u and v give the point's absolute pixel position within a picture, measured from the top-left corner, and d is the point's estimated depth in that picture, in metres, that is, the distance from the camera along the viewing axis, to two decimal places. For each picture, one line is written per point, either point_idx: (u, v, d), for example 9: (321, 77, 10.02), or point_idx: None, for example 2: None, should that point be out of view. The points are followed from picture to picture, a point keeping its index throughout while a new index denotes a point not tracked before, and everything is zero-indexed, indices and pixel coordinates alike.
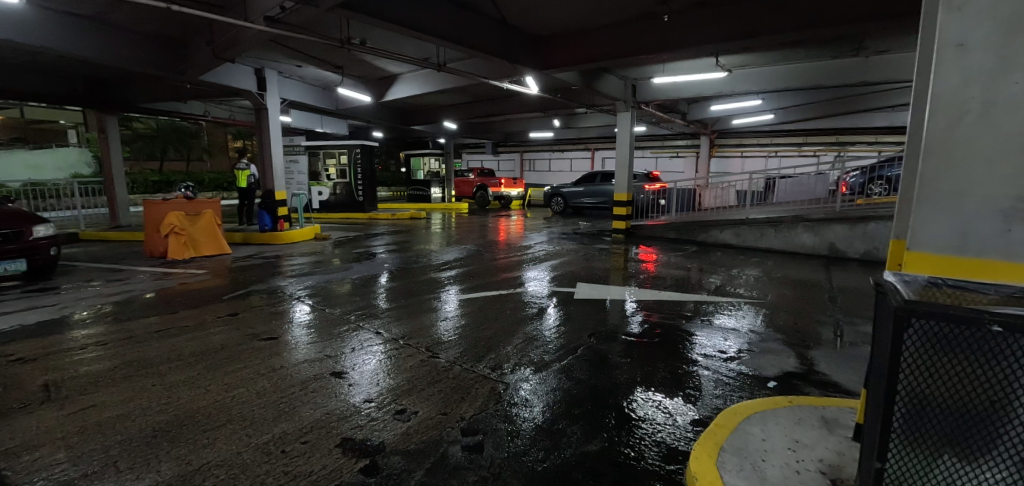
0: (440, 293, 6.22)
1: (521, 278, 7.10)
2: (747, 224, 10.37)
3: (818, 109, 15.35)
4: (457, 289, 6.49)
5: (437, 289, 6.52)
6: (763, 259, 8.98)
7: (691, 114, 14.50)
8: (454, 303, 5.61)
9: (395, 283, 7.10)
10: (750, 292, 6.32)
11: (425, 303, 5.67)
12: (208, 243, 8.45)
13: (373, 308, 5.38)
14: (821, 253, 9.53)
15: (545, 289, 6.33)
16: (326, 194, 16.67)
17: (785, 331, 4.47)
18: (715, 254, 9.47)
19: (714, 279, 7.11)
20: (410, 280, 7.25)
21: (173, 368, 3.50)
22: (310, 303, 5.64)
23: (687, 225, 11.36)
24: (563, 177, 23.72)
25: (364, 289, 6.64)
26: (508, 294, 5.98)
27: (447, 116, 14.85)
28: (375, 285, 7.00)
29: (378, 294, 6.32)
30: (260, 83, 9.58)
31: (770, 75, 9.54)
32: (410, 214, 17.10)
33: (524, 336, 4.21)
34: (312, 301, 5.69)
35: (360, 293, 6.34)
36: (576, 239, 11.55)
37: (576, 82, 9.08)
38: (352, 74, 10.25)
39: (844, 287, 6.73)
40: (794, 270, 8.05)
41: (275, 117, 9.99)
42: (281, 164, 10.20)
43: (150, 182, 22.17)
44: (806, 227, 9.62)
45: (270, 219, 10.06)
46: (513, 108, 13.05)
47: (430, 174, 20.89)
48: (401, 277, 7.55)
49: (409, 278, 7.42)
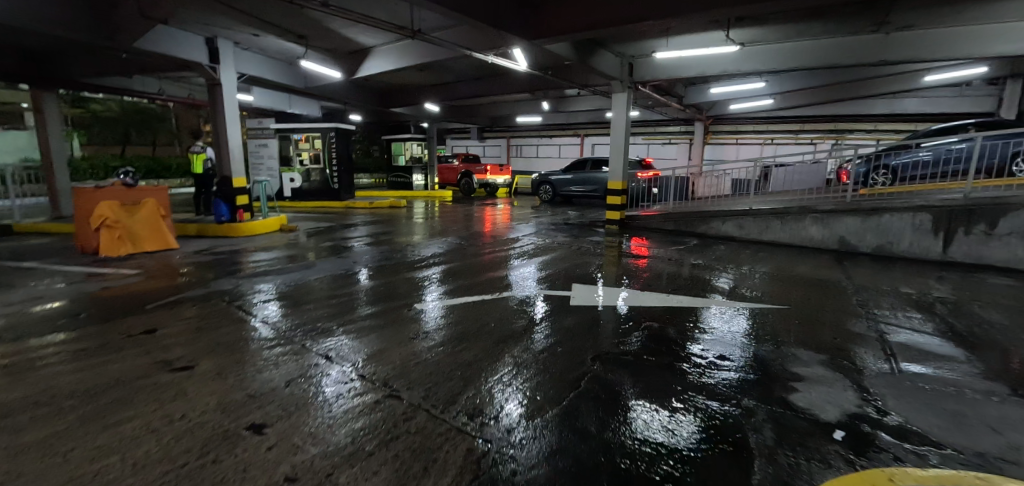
0: (414, 297, 5.35)
1: (508, 278, 6.25)
2: (751, 215, 9.62)
3: (818, 95, 14.77)
4: (438, 290, 5.62)
5: (410, 291, 5.63)
6: (770, 254, 8.27)
7: (688, 98, 13.68)
8: (429, 311, 4.73)
9: (363, 283, 6.18)
10: (772, 295, 5.57)
11: (393, 310, 4.77)
12: (151, 237, 7.39)
13: (325, 317, 4.45)
14: (830, 247, 8.87)
15: (535, 293, 5.46)
16: (299, 182, 15.49)
17: (827, 351, 3.70)
18: (718, 248, 8.72)
19: (724, 278, 6.34)
20: (382, 280, 6.33)
21: (36, 420, 2.58)
22: (253, 310, 4.69)
23: (685, 216, 10.58)
24: (551, 164, 22.84)
25: (327, 290, 5.74)
26: (492, 299, 5.12)
27: (428, 97, 13.77)
28: (339, 284, 6.07)
29: (342, 296, 5.43)
30: (212, 55, 8.48)
31: (781, 53, 8.69)
32: (390, 203, 16.06)
33: (511, 360, 3.34)
34: (259, 309, 4.74)
35: (320, 296, 5.42)
36: (568, 231, 10.69)
37: (570, 56, 8.13)
38: (317, 46, 9.13)
39: (869, 288, 6.03)
40: (806, 268, 7.35)
41: (233, 95, 8.93)
42: (240, 147, 9.10)
43: (110, 167, 20.87)
44: (815, 219, 8.92)
45: (227, 209, 9.01)
46: (499, 89, 12.04)
47: (412, 160, 19.78)
48: (372, 276, 6.61)
49: (380, 277, 6.50)
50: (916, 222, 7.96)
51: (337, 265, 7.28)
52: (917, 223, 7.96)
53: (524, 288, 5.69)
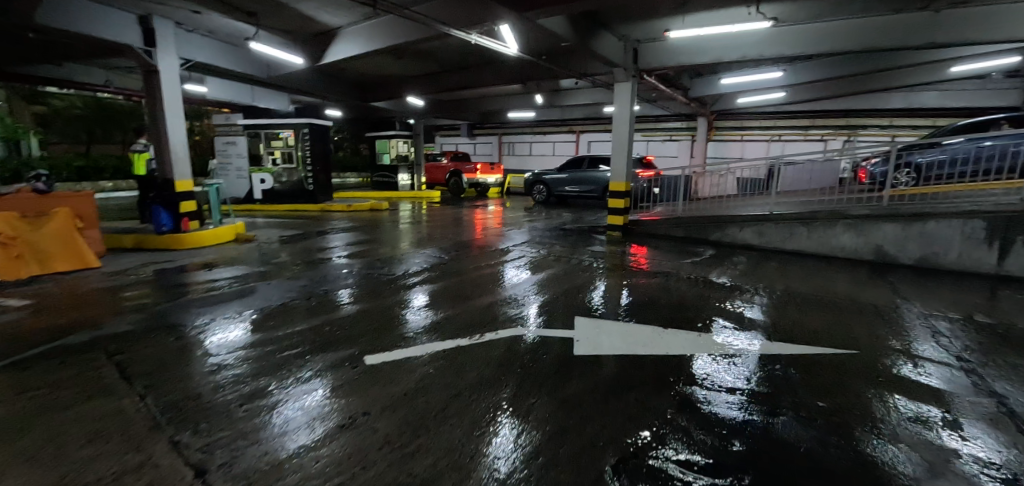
0: (372, 331, 4.14)
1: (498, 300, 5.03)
2: (773, 221, 8.46)
3: (830, 89, 13.85)
4: (404, 323, 4.37)
5: (369, 324, 4.38)
6: (800, 268, 7.13)
7: (693, 90, 12.60)
8: (389, 354, 3.50)
9: (314, 307, 4.93)
10: (831, 328, 4.40)
11: (330, 355, 3.49)
12: (65, 255, 6.17)
13: (233, 374, 3.19)
14: (864, 258, 7.76)
15: (532, 325, 4.28)
16: (269, 183, 14.11)
17: (948, 439, 2.57)
18: (739, 259, 7.58)
19: (759, 302, 5.18)
20: (333, 303, 5.06)
21: None
22: (139, 359, 3.44)
23: (696, 221, 9.41)
24: (545, 162, 21.67)
25: (264, 319, 4.49)
26: (475, 335, 3.92)
27: (409, 89, 12.53)
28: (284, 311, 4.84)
29: (278, 330, 4.19)
30: (147, 37, 7.24)
31: (809, 35, 7.61)
32: (370, 205, 14.76)
33: (489, 473, 2.16)
34: (149, 357, 3.47)
35: (248, 329, 4.15)
36: (565, 238, 9.49)
37: (567, 36, 6.93)
38: (275, 28, 7.91)
39: (939, 315, 4.90)
40: (847, 285, 6.23)
41: (175, 86, 7.66)
42: (184, 146, 7.84)
43: (73, 167, 19.40)
44: (847, 226, 7.80)
45: (169, 217, 7.75)
46: (488, 80, 10.85)
47: (398, 158, 18.48)
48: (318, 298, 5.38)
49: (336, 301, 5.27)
50: (966, 230, 6.87)
51: (289, 283, 6.01)
52: (967, 231, 6.87)
53: (517, 318, 4.47)
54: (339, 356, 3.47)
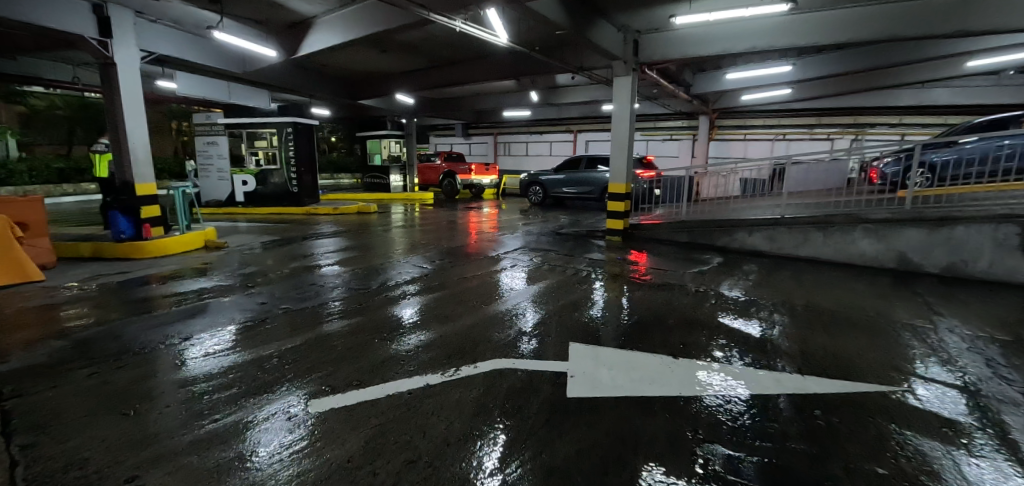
0: (330, 358, 3.48)
1: (484, 315, 4.41)
2: (785, 225, 7.85)
3: (837, 85, 13.30)
4: (369, 345, 3.73)
5: (329, 346, 3.75)
6: (816, 277, 6.53)
7: (696, 86, 12.05)
8: (342, 394, 2.87)
9: (272, 324, 4.30)
10: (867, 354, 3.79)
11: (271, 398, 2.85)
12: (2, 268, 5.56)
13: (142, 428, 2.56)
14: (885, 265, 7.16)
15: (519, 349, 3.64)
16: (252, 185, 13.46)
17: None
18: (749, 266, 6.98)
19: (779, 319, 4.57)
20: (294, 320, 4.44)
21: None
22: (31, 405, 2.80)
23: (702, 225, 8.79)
24: (542, 162, 21.06)
25: (211, 339, 3.86)
26: (450, 367, 3.27)
27: (398, 86, 11.90)
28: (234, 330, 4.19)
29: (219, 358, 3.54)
30: (101, 27, 6.61)
31: (825, 23, 7.01)
32: (358, 208, 14.12)
33: None
34: (45, 401, 2.83)
35: (188, 355, 3.54)
36: (561, 243, 8.86)
37: (562, 23, 6.31)
38: (245, 17, 7.31)
39: (986, 337, 4.28)
40: (872, 297, 5.62)
41: (134, 82, 7.03)
42: (145, 146, 7.21)
43: (53, 169, 18.68)
44: (866, 230, 7.20)
45: (129, 224, 7.12)
46: (479, 75, 10.23)
47: (390, 159, 17.90)
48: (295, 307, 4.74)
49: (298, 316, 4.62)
50: (999, 236, 6.28)
51: (259, 292, 5.39)
52: (999, 237, 6.28)
53: (506, 337, 3.84)
54: (284, 398, 2.85)
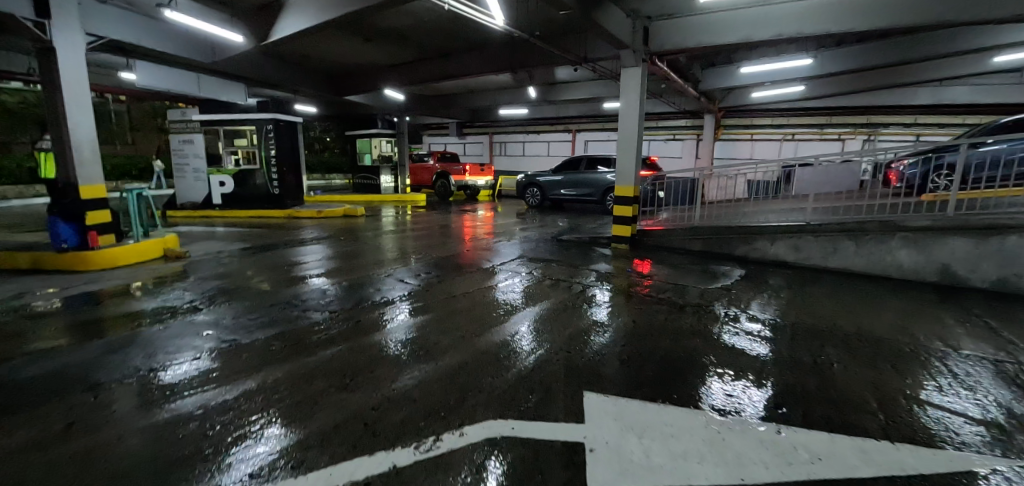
0: (277, 413, 2.66)
1: (474, 347, 3.59)
2: (812, 233, 7.09)
3: (851, 82, 12.62)
4: (331, 390, 2.91)
5: (278, 391, 2.92)
6: (856, 294, 5.75)
7: (706, 82, 11.40)
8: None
9: (215, 357, 3.46)
10: (965, 406, 3.01)
11: None
12: None
13: None
14: (925, 279, 6.41)
15: (525, 398, 2.83)
16: (230, 186, 12.54)
17: None
18: (776, 280, 6.21)
19: (833, 351, 3.78)
20: (244, 350, 3.60)
21: None
22: None
23: (719, 232, 8.00)
24: (539, 163, 20.29)
25: (121, 385, 3.01)
26: (431, 429, 2.47)
27: (386, 80, 11.08)
28: (168, 361, 3.36)
29: (133, 412, 2.70)
30: (38, 6, 5.75)
31: (860, 7, 6.26)
32: (344, 211, 13.25)
33: None
34: None
35: (79, 413, 2.68)
36: (565, 252, 8.06)
37: (568, 3, 5.52)
38: None
39: None
40: (928, 321, 4.85)
41: (78, 69, 6.16)
42: (91, 142, 6.34)
43: (25, 169, 17.73)
44: (905, 240, 6.44)
45: (72, 232, 6.26)
46: (474, 67, 9.44)
47: (381, 159, 17.07)
48: (244, 333, 3.90)
49: (253, 342, 3.77)
50: None
51: (210, 312, 4.55)
52: None
53: (500, 383, 3.01)
54: None
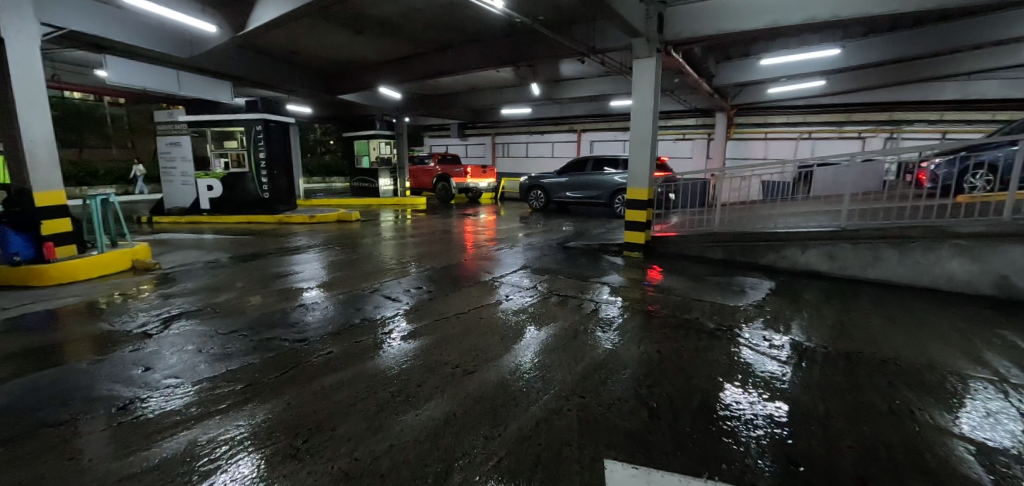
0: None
1: (466, 390, 2.93)
2: (848, 240, 6.37)
3: (874, 77, 11.87)
4: (281, 458, 2.26)
5: (212, 459, 2.28)
6: (907, 311, 5.03)
7: (721, 76, 10.80)
8: None
9: (149, 405, 2.82)
10: None
11: None
12: None
13: None
14: (979, 292, 5.67)
15: (528, 470, 2.16)
16: (218, 190, 11.92)
17: None
18: (812, 295, 5.51)
19: (904, 391, 3.09)
20: (185, 394, 2.94)
21: None
22: None
23: (742, 238, 7.30)
24: (543, 164, 19.60)
25: (19, 446, 2.39)
26: None
27: (380, 77, 10.46)
28: (89, 412, 2.72)
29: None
30: None
31: None
32: (339, 215, 12.62)
33: None
34: None
35: None
36: (573, 261, 7.39)
37: None
38: None
39: None
40: (1000, 345, 4.14)
41: (30, 63, 5.55)
42: (46, 143, 5.72)
43: None
44: (957, 249, 5.71)
45: (26, 243, 5.69)
46: (473, 62, 8.79)
47: (378, 161, 16.46)
48: (190, 371, 3.25)
49: (201, 382, 3.11)
50: None
51: (161, 340, 3.90)
52: None
53: (496, 446, 2.34)
54: None
